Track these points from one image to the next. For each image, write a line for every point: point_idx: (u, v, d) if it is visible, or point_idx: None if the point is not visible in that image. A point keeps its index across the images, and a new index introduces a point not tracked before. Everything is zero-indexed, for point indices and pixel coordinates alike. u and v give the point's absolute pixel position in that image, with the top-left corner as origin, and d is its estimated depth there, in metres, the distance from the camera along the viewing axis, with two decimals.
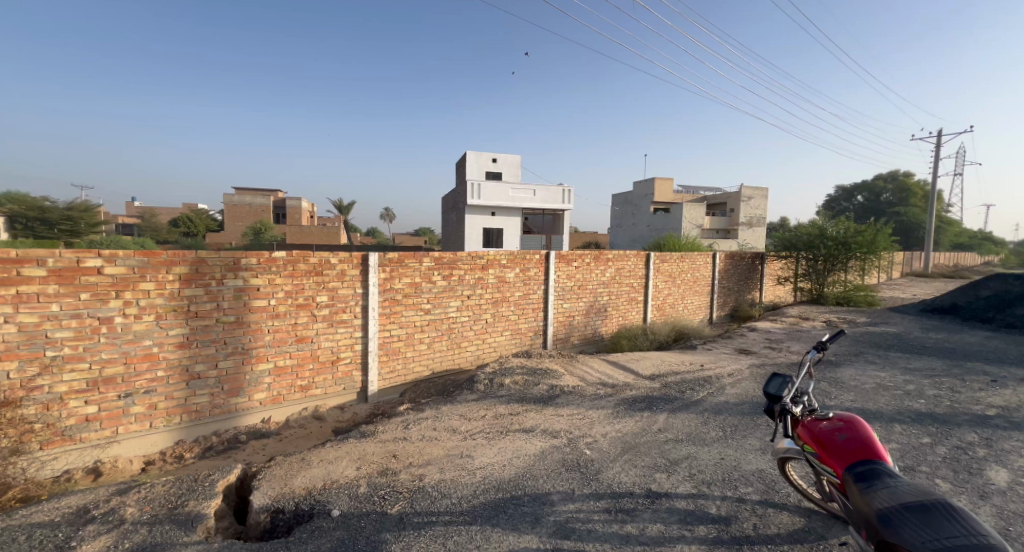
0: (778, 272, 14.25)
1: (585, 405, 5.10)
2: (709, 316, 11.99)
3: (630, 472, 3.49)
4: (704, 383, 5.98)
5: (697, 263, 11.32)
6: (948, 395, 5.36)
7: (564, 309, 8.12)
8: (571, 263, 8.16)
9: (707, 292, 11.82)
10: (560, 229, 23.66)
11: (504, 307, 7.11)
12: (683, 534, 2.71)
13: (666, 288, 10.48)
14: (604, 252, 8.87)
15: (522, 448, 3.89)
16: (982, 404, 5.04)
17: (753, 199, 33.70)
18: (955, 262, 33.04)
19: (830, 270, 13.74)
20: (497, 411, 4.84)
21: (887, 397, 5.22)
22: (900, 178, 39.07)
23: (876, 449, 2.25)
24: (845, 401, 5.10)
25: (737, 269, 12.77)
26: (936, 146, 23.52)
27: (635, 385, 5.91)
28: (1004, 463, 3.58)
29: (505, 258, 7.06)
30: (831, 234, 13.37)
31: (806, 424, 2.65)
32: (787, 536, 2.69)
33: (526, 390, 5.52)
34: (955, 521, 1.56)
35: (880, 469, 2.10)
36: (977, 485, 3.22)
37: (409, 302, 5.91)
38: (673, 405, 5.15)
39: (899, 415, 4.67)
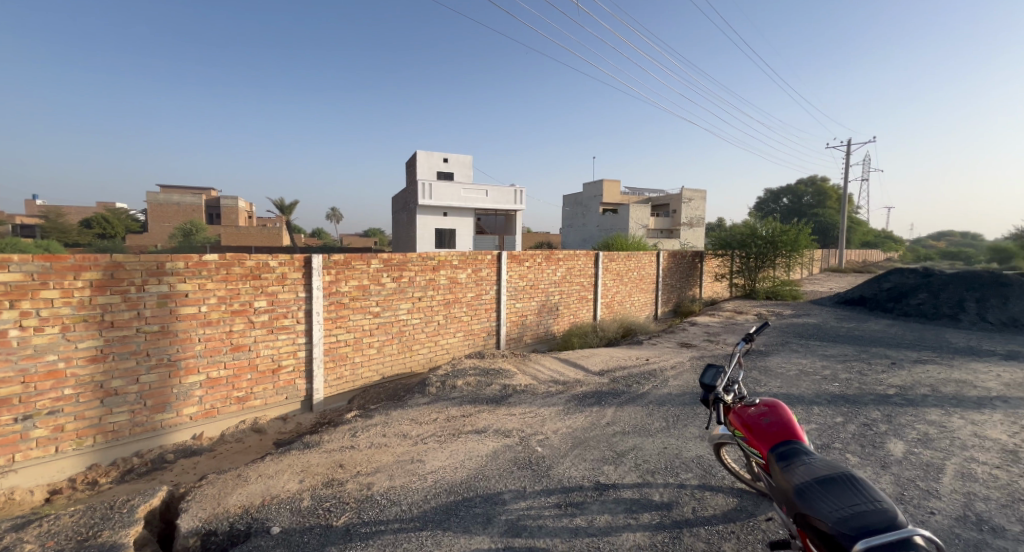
0: (715, 269, 15.19)
1: (537, 403, 5.18)
2: (655, 312, 12.55)
3: (580, 466, 3.59)
4: (650, 376, 6.26)
5: (643, 262, 11.81)
6: (857, 377, 5.98)
7: (517, 308, 8.19)
8: (523, 263, 8.25)
9: (652, 290, 12.37)
10: (512, 229, 23.81)
11: (457, 308, 7.06)
12: (628, 522, 2.83)
13: (614, 287, 10.86)
14: (555, 253, 9.04)
15: (474, 449, 3.89)
16: (885, 384, 5.67)
17: (693, 200, 35.68)
18: (863, 258, 36.82)
19: (760, 267, 14.84)
20: (449, 413, 4.80)
21: (808, 382, 5.74)
22: (819, 182, 42.89)
23: (795, 430, 2.47)
24: (772, 388, 5.55)
25: (679, 267, 13.46)
26: (848, 153, 25.99)
27: (586, 381, 6.08)
28: (901, 436, 4.06)
29: (457, 259, 7.01)
30: (761, 234, 14.48)
31: (736, 410, 2.85)
32: (722, 517, 2.88)
33: (479, 391, 5.51)
34: (858, 491, 1.75)
35: (798, 448, 2.31)
36: (879, 457, 3.63)
37: (357, 305, 5.72)
38: (621, 399, 5.36)
39: (817, 398, 5.15)
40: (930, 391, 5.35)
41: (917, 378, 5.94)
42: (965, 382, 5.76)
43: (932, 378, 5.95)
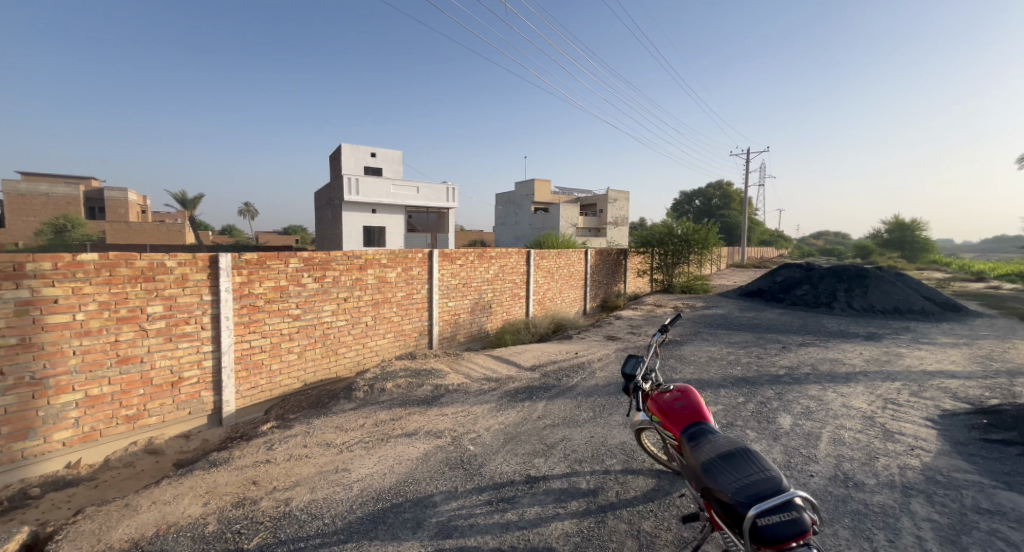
0: (637, 266, 16.14)
1: (470, 401, 5.16)
2: (584, 307, 13.05)
3: (511, 461, 3.63)
4: (579, 369, 6.50)
5: (572, 259, 12.22)
6: (756, 361, 6.71)
7: (449, 307, 8.09)
8: (455, 261, 8.17)
9: (581, 286, 12.84)
10: (444, 227, 23.45)
11: (386, 308, 6.81)
12: (557, 512, 2.92)
13: (545, 284, 11.12)
14: (487, 250, 9.05)
15: (404, 453, 3.78)
16: (778, 365, 6.42)
17: (617, 201, 37.63)
18: (761, 255, 41.32)
19: (676, 263, 16.04)
20: (378, 418, 4.62)
21: (716, 367, 6.33)
22: (725, 186, 47.35)
23: (703, 412, 2.70)
24: (686, 374, 6.04)
25: (605, 264, 14.13)
26: (746, 161, 29.01)
27: (518, 377, 6.17)
28: (789, 410, 4.62)
29: (385, 257, 6.76)
30: (677, 232, 15.65)
31: (653, 397, 3.06)
32: (642, 497, 3.08)
33: (410, 392, 5.37)
34: (753, 462, 1.96)
35: (705, 428, 2.53)
36: (771, 430, 4.10)
37: (273, 308, 5.29)
38: (551, 392, 5.51)
39: (723, 381, 5.68)
40: (812, 370, 6.14)
41: (802, 359, 6.78)
42: (838, 361, 6.69)
43: (813, 358, 6.84)
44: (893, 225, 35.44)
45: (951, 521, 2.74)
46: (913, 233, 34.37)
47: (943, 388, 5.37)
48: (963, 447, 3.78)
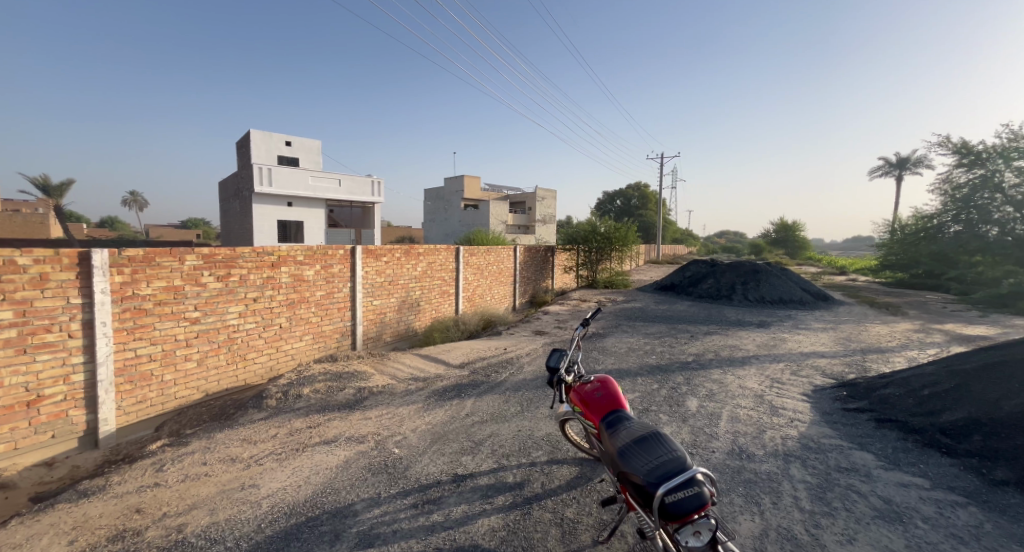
0: (564, 262, 16.67)
1: (396, 403, 4.98)
2: (513, 304, 13.21)
3: (438, 461, 3.56)
4: (507, 365, 6.56)
5: (501, 256, 12.29)
6: (670, 349, 7.25)
7: (374, 306, 7.73)
8: (380, 258, 7.83)
9: (510, 282, 12.95)
10: (369, 222, 22.43)
11: (303, 308, 6.33)
12: (484, 508, 2.91)
13: (475, 280, 11.08)
14: (414, 247, 8.80)
15: (323, 462, 3.54)
16: (688, 353, 7.00)
17: (545, 199, 38.64)
18: (674, 252, 44.89)
19: (599, 260, 16.82)
20: (292, 427, 4.28)
21: (635, 357, 6.74)
22: (643, 188, 50.65)
23: (620, 401, 2.84)
24: (609, 365, 6.36)
25: (533, 260, 14.42)
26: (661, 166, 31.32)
27: (446, 376, 6.08)
28: (696, 394, 5.06)
29: (302, 254, 6.30)
30: (600, 230, 16.44)
31: (575, 388, 3.17)
32: (566, 485, 3.18)
33: (330, 397, 5.05)
34: (663, 445, 2.09)
35: (622, 415, 2.68)
36: (680, 413, 4.46)
37: (165, 311, 4.68)
38: (480, 389, 5.51)
39: (640, 370, 6.06)
40: (716, 356, 6.78)
41: (708, 346, 7.47)
42: (736, 347, 7.46)
43: (717, 345, 7.56)
44: (779, 226, 40.37)
45: (820, 481, 3.18)
46: (794, 233, 39.43)
47: (817, 366, 6.23)
48: (830, 416, 4.41)
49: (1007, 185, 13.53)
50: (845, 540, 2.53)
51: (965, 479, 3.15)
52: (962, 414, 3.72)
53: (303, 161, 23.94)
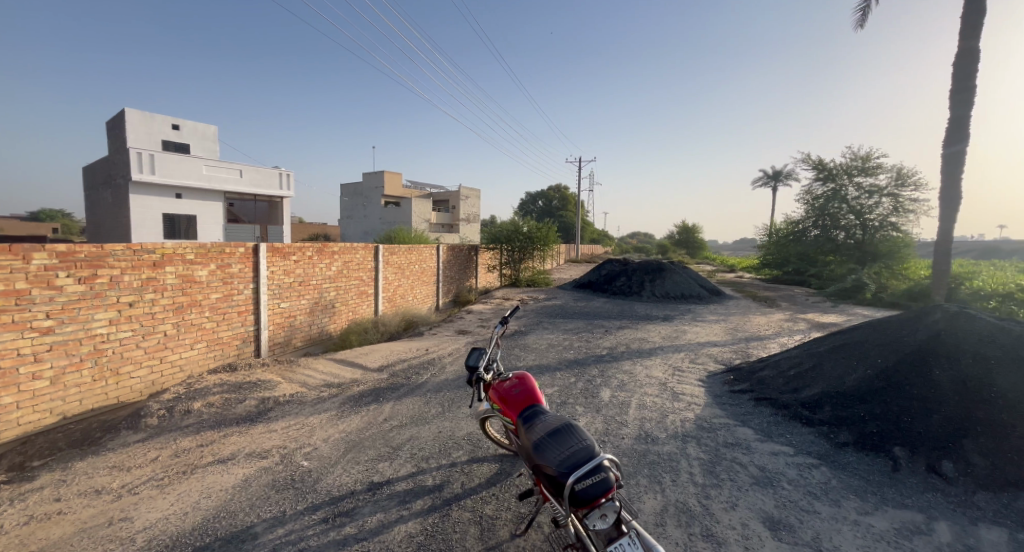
0: (488, 261, 16.72)
1: (305, 412, 4.64)
2: (436, 304, 12.97)
3: (352, 471, 3.37)
4: (429, 366, 6.44)
5: (423, 256, 12.01)
6: (587, 344, 7.63)
7: (281, 309, 7.11)
8: (288, 256, 7.24)
9: (433, 282, 12.71)
10: (277, 218, 20.63)
11: (193, 313, 5.63)
12: (401, 514, 2.82)
13: (395, 280, 10.69)
14: (328, 245, 8.27)
15: (218, 482, 3.19)
16: (603, 347, 7.42)
17: (469, 198, 38.62)
18: (591, 252, 47.36)
19: (521, 259, 17.15)
20: (179, 447, 3.78)
21: (555, 353, 6.98)
22: (563, 190, 52.74)
23: (537, 396, 2.92)
24: (530, 361, 6.50)
25: (457, 259, 14.29)
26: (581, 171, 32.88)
27: (363, 380, 5.80)
28: (609, 385, 5.38)
29: (191, 252, 5.61)
30: (522, 230, 16.76)
31: (494, 386, 3.19)
32: (485, 483, 3.21)
33: (227, 410, 4.56)
34: (574, 435, 2.19)
35: (538, 410, 2.75)
36: (595, 404, 4.72)
37: (3, 320, 3.88)
38: (400, 392, 5.33)
39: (559, 365, 6.30)
40: (628, 349, 7.27)
41: (620, 340, 7.98)
42: (645, 339, 8.07)
43: (628, 339, 8.10)
44: (681, 229, 44.44)
45: (710, 456, 3.56)
46: (694, 235, 43.68)
47: (710, 354, 6.96)
48: (719, 398, 4.94)
49: (851, 198, 16.18)
50: (729, 507, 2.86)
51: (819, 444, 3.72)
52: (818, 389, 4.39)
53: (194, 147, 21.29)
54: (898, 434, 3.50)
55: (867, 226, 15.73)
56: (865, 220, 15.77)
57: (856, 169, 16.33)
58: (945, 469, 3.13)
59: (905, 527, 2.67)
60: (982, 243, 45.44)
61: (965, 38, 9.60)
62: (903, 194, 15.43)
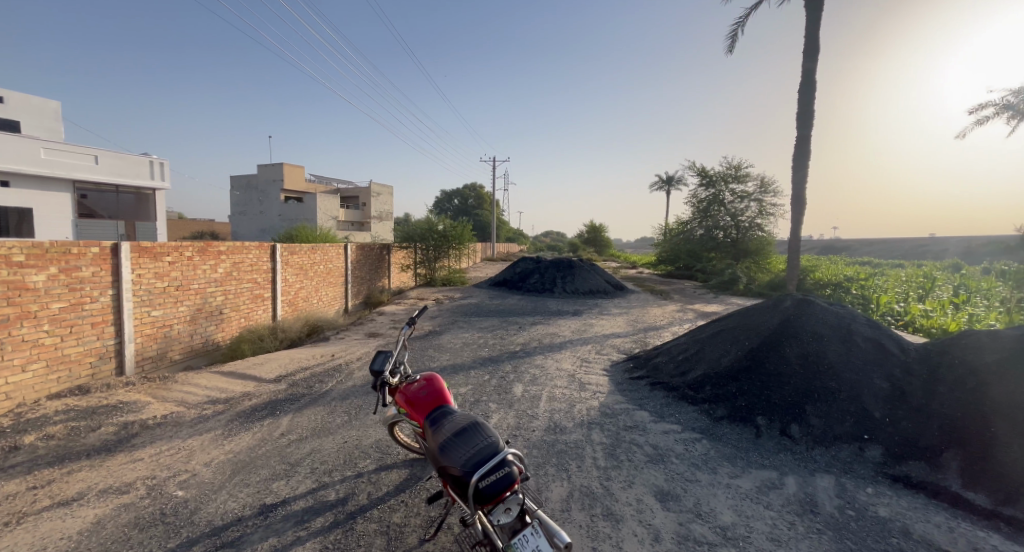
0: (401, 261, 16.15)
1: (183, 434, 4.08)
2: (345, 306, 12.19)
3: (239, 496, 3.03)
4: (335, 373, 6.04)
5: (329, 255, 11.24)
6: (502, 341, 7.72)
7: (151, 318, 6.16)
8: (159, 257, 6.29)
9: (341, 282, 11.94)
10: (148, 213, 17.79)
11: (24, 327, 4.62)
12: (298, 536, 2.61)
13: (296, 282, 9.84)
14: (212, 244, 7.36)
15: (62, 529, 2.67)
16: (517, 344, 7.57)
17: (379, 195, 37.03)
18: (507, 250, 48.19)
19: (436, 258, 16.84)
20: (3, 493, 3.08)
21: (469, 351, 6.97)
22: (478, 189, 52.97)
23: (445, 396, 2.88)
24: (444, 361, 6.41)
25: (368, 259, 13.57)
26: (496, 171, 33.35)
27: (256, 393, 5.26)
28: (521, 380, 5.52)
29: (22, 252, 4.62)
30: (437, 228, 16.45)
31: (401, 389, 3.08)
32: (393, 490, 3.10)
33: (75, 442, 3.82)
34: (479, 433, 2.19)
35: (446, 410, 2.72)
36: (507, 399, 4.80)
37: None
38: (300, 403, 4.93)
39: (473, 363, 6.30)
40: (539, 344, 7.52)
41: (532, 336, 8.22)
42: (556, 334, 8.41)
43: (540, 334, 8.38)
44: (590, 228, 47.16)
45: (611, 440, 3.82)
46: (601, 234, 46.65)
47: (613, 345, 7.48)
48: (620, 385, 5.33)
49: (727, 202, 18.54)
50: (626, 485, 3.10)
51: (700, 419, 4.20)
52: (700, 371, 4.94)
53: (27, 126, 17.48)
54: (759, 405, 4.08)
55: (740, 227, 18.13)
56: (738, 222, 18.17)
57: (731, 177, 18.68)
58: (793, 432, 3.73)
59: (764, 484, 3.13)
60: (821, 241, 55.30)
61: (807, 69, 11.48)
62: (766, 199, 18.03)
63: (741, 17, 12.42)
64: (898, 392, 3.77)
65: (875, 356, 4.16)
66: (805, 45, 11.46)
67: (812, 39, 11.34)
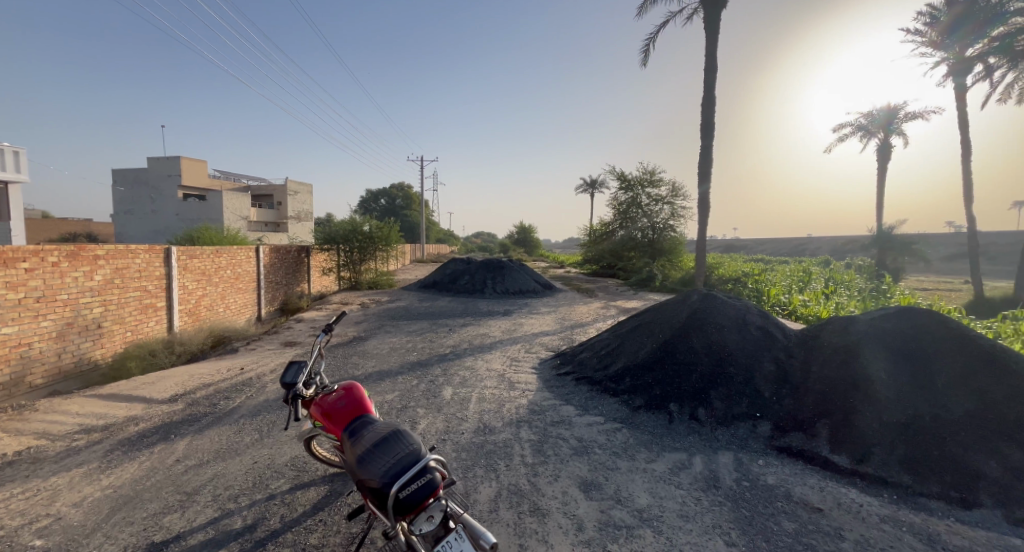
0: (322, 264, 15.16)
1: (47, 472, 3.47)
2: (257, 314, 11.15)
3: (119, 537, 2.64)
4: (244, 388, 5.50)
5: (237, 258, 10.22)
6: (430, 344, 7.55)
7: (3, 336, 5.17)
8: (13, 264, 5.31)
9: (253, 288, 10.92)
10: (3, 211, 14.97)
11: None
12: None
13: (197, 288, 8.81)
14: (86, 248, 6.36)
15: None
16: (447, 346, 7.44)
17: (296, 194, 34.51)
18: (437, 251, 47.33)
19: (361, 260, 16.05)
20: None
21: (396, 357, 6.71)
22: (406, 189, 51.45)
23: (365, 405, 2.74)
24: (368, 368, 6.10)
25: (283, 262, 12.55)
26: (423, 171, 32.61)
27: (146, 416, 4.62)
28: (450, 383, 5.43)
29: None
30: (361, 229, 15.68)
31: (317, 401, 2.88)
32: (311, 510, 2.89)
33: None
34: (401, 440, 2.11)
35: (367, 419, 2.59)
36: (435, 404, 4.70)
37: None
38: (201, 424, 4.42)
39: (401, 368, 6.09)
40: (469, 346, 7.47)
41: (462, 337, 8.15)
42: (485, 335, 8.41)
43: (470, 336, 8.33)
44: (519, 228, 47.90)
45: (539, 436, 3.90)
46: (530, 235, 47.57)
47: (541, 343, 7.66)
48: (548, 382, 5.47)
49: (644, 205, 19.84)
50: (552, 479, 3.18)
51: (621, 410, 4.44)
52: (621, 364, 5.23)
53: None
54: (671, 393, 4.40)
55: (656, 228, 19.50)
56: (654, 223, 19.54)
57: (647, 181, 19.98)
58: (700, 415, 4.08)
59: (675, 465, 3.38)
60: (724, 240, 61.27)
61: (709, 85, 12.66)
62: (677, 203, 19.58)
63: (652, 33, 13.35)
64: (782, 373, 4.28)
65: (765, 341, 4.68)
66: (706, 63, 12.63)
67: (711, 58, 12.53)
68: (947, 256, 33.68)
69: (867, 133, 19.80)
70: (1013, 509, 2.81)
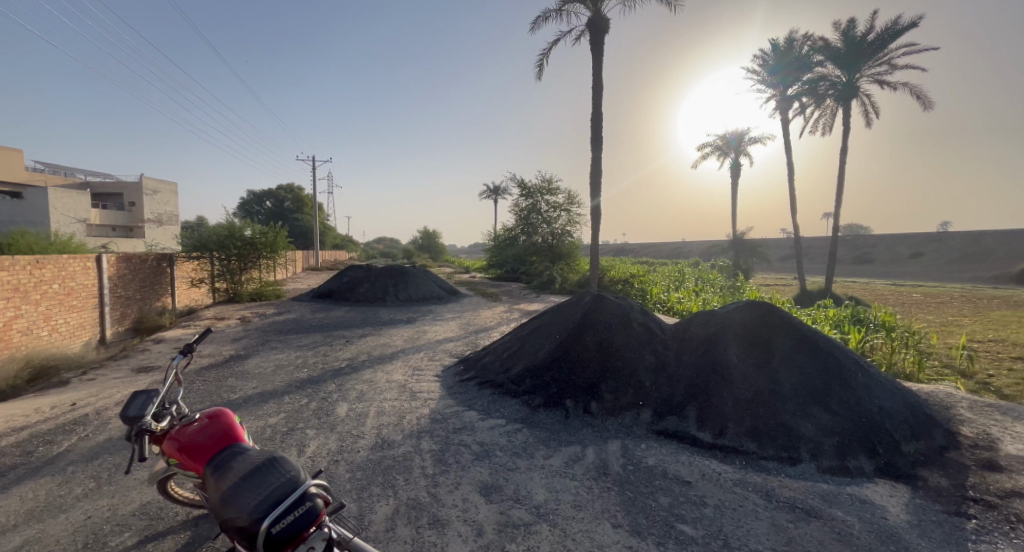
0: (192, 274, 13.02)
1: None
2: (102, 335, 9.22)
3: None
4: (78, 427, 4.51)
5: (67, 270, 8.36)
6: (323, 359, 6.97)
7: None
8: None
9: (93, 305, 9.03)
10: None
11: None
12: None
13: (6, 308, 7.01)
14: None
15: None
16: (342, 359, 6.95)
17: (155, 194, 29.51)
18: (332, 258, 44.12)
19: (240, 270, 14.26)
20: None
21: (282, 375, 6.06)
22: (295, 190, 47.22)
23: (235, 434, 2.40)
24: (248, 391, 5.41)
25: (137, 273, 10.57)
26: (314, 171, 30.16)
27: None
28: (345, 399, 5.06)
29: None
30: (239, 234, 13.92)
31: (172, 435, 2.45)
32: None
33: None
34: (275, 466, 1.88)
35: (237, 449, 2.27)
36: (327, 423, 4.34)
37: None
38: (10, 478, 3.50)
39: (287, 387, 5.52)
40: (367, 357, 7.07)
41: (360, 349, 7.67)
42: (386, 345, 8.02)
43: (369, 347, 7.87)
44: (422, 234, 46.88)
45: (440, 445, 3.81)
46: (434, 240, 46.80)
47: (444, 350, 7.54)
48: (451, 389, 5.39)
49: (543, 211, 20.79)
50: (453, 488, 3.13)
51: (521, 410, 4.54)
52: (522, 366, 5.36)
53: None
54: (567, 390, 4.64)
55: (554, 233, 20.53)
56: (553, 229, 20.57)
57: (545, 189, 20.92)
58: (592, 408, 4.36)
59: (570, 458, 3.56)
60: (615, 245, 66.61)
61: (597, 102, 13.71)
62: (573, 210, 20.85)
63: (545, 48, 14.06)
64: (660, 363, 4.76)
65: (646, 336, 5.16)
66: (593, 81, 13.66)
67: (598, 77, 13.60)
68: (783, 257, 40.89)
69: (723, 152, 23.16)
70: (824, 461, 3.47)
